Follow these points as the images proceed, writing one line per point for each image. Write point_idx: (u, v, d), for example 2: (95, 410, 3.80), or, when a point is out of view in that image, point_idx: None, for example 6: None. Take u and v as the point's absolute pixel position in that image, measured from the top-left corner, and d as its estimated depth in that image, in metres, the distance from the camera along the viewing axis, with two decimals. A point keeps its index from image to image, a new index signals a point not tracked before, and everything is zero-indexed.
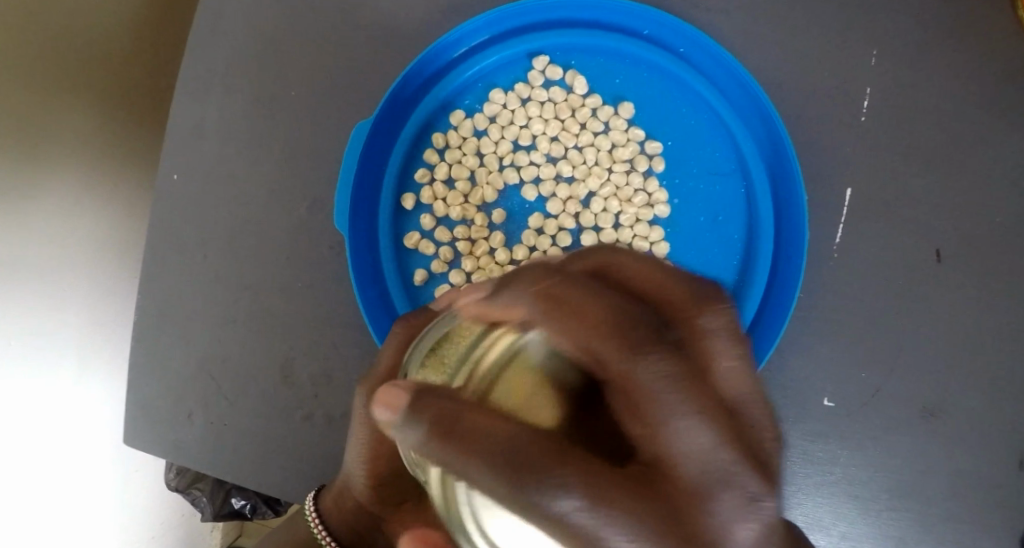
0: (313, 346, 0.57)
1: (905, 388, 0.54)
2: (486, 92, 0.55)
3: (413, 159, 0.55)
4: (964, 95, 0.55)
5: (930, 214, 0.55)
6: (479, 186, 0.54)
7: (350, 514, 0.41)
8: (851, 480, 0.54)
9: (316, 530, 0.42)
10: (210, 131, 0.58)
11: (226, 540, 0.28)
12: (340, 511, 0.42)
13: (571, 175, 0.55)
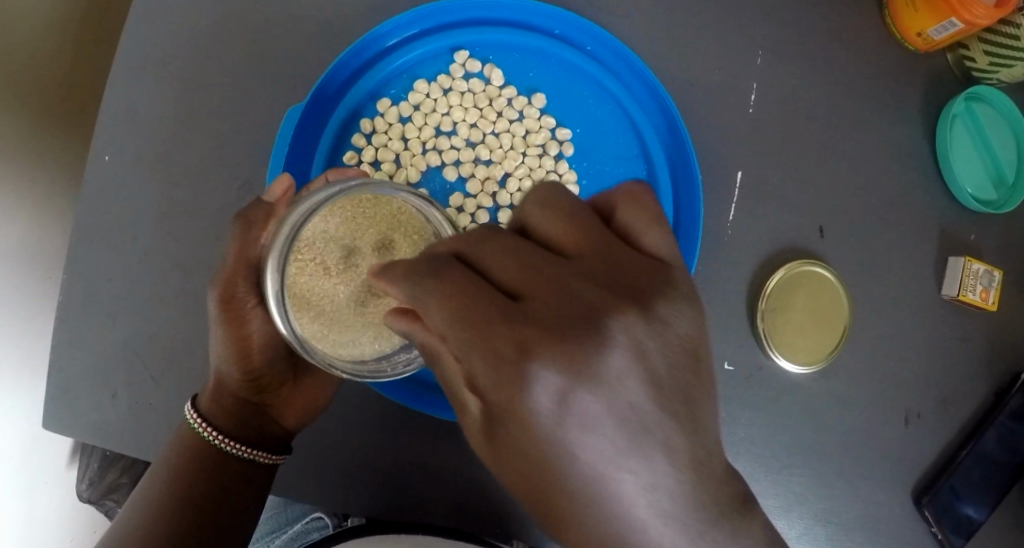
0: None
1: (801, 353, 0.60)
2: (411, 83, 0.59)
3: (341, 144, 0.58)
4: (835, 92, 0.65)
5: (807, 198, 0.63)
6: (404, 168, 0.58)
7: (229, 406, 0.54)
8: (751, 438, 0.61)
9: (203, 430, 0.54)
10: (147, 116, 0.61)
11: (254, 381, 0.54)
12: (216, 404, 0.54)
13: (489, 158, 0.59)
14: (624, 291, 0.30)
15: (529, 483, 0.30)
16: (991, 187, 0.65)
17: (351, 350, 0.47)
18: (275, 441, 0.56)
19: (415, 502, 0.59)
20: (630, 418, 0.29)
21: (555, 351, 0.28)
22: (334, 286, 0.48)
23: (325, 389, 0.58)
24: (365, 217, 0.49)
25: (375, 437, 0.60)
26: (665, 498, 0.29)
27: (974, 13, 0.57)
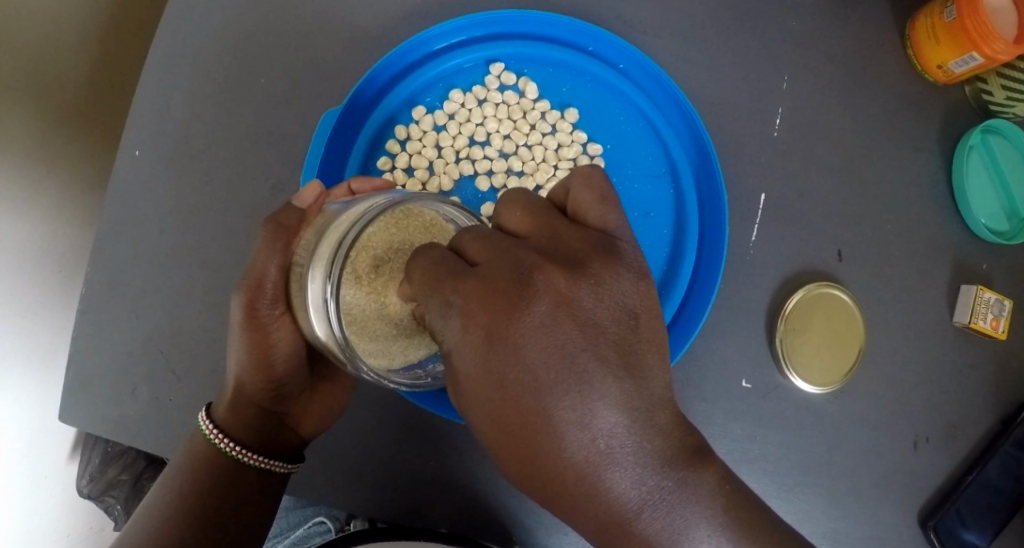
0: None
1: (813, 370, 0.61)
2: (446, 92, 0.60)
3: (375, 150, 0.59)
4: (855, 118, 0.66)
5: (826, 220, 0.64)
6: (437, 175, 0.59)
7: (248, 418, 0.53)
8: (766, 456, 0.62)
9: (219, 440, 0.53)
10: (176, 114, 0.62)
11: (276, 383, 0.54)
12: (234, 415, 0.53)
13: (521, 169, 0.60)
14: (582, 286, 0.38)
15: (526, 442, 0.37)
16: (1003, 219, 0.67)
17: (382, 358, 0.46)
18: (292, 449, 0.56)
19: (432, 508, 0.59)
20: (592, 379, 0.37)
21: (543, 326, 0.37)
22: (365, 296, 0.45)
23: (341, 397, 0.59)
24: (415, 234, 0.46)
25: (394, 441, 0.60)
26: (624, 438, 0.37)
27: (995, 49, 0.59)
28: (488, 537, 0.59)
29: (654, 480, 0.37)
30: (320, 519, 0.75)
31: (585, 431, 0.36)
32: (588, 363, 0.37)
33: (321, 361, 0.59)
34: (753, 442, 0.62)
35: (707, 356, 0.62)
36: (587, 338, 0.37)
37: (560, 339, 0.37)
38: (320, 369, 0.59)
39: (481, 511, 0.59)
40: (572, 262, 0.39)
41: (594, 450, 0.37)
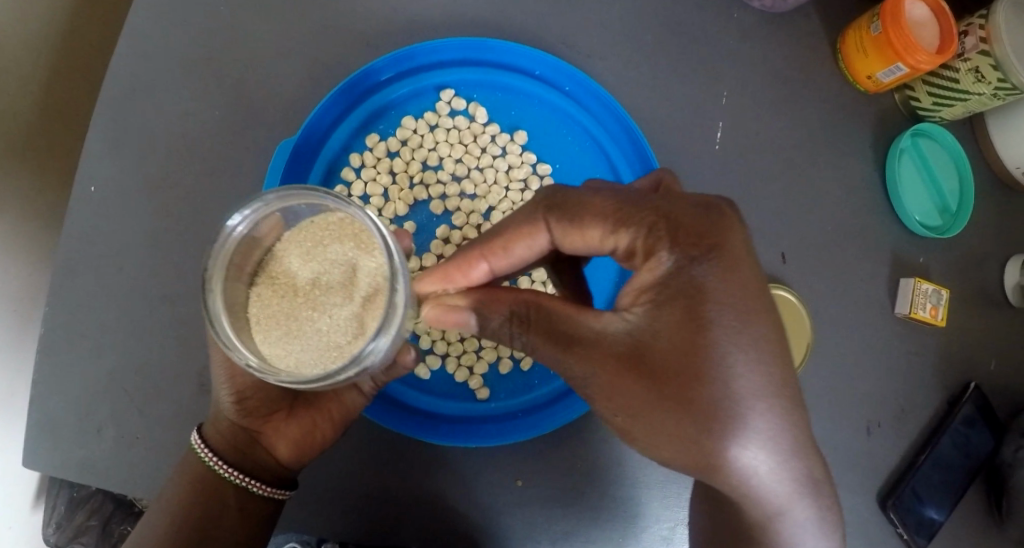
0: None
1: None
2: (399, 120, 0.62)
3: (331, 178, 0.60)
4: (792, 124, 0.69)
5: (769, 224, 0.67)
6: (392, 201, 0.60)
7: (226, 433, 0.53)
8: None
9: (203, 453, 0.52)
10: (130, 152, 0.62)
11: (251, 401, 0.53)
12: (217, 430, 0.53)
13: (474, 192, 0.62)
14: (744, 284, 0.40)
15: (665, 437, 0.39)
16: (935, 213, 0.71)
17: (311, 368, 0.44)
18: (270, 471, 0.54)
19: (410, 523, 0.61)
20: (750, 371, 0.38)
21: (666, 354, 0.39)
22: (295, 307, 0.45)
23: (321, 420, 0.55)
24: (347, 238, 0.46)
25: (368, 462, 0.61)
26: (777, 433, 0.39)
27: (918, 59, 0.63)
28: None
29: (789, 467, 0.40)
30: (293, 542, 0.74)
31: (738, 426, 0.38)
32: (756, 365, 0.39)
33: (310, 386, 0.56)
34: None
35: None
36: (784, 344, 0.40)
37: (739, 341, 0.39)
38: (306, 393, 0.56)
39: (456, 521, 0.61)
40: (727, 256, 0.40)
41: (744, 451, 0.39)
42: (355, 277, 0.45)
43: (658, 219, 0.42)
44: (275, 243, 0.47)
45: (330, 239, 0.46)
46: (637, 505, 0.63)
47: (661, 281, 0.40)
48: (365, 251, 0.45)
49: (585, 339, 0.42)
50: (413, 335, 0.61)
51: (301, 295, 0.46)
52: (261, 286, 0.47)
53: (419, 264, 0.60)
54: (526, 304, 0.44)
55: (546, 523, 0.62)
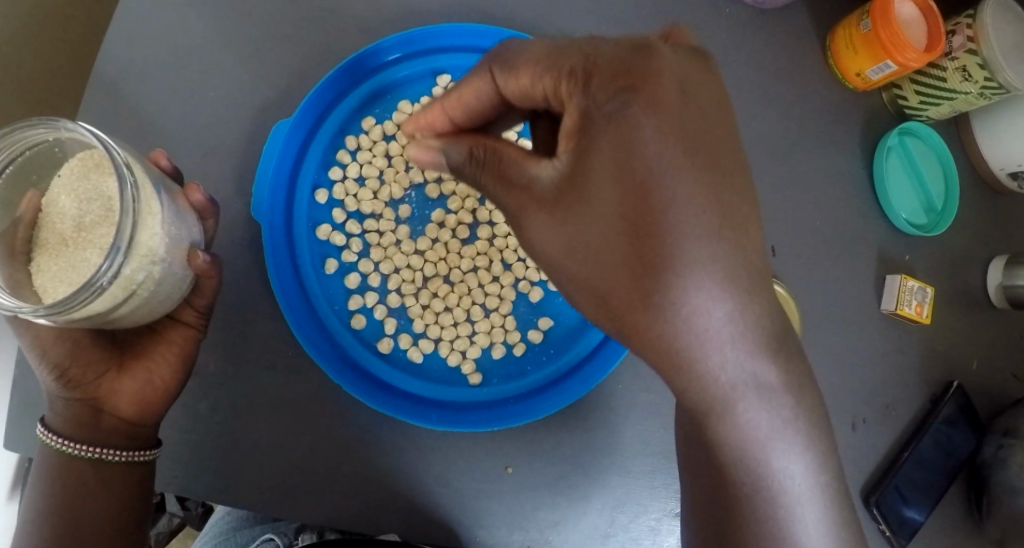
0: (216, 334, 0.59)
1: None
2: (395, 103, 0.62)
3: (327, 160, 0.60)
4: (782, 120, 0.71)
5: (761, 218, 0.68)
6: (388, 183, 0.60)
7: (61, 410, 0.52)
8: None
9: (48, 438, 0.52)
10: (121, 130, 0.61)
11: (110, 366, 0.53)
12: (54, 411, 0.52)
13: (470, 177, 0.62)
14: (699, 148, 0.35)
15: (613, 291, 0.36)
16: (921, 213, 0.73)
17: (102, 304, 0.44)
18: (124, 435, 0.54)
19: (397, 510, 0.60)
20: (710, 261, 0.34)
21: (606, 195, 0.35)
22: (60, 253, 0.46)
23: (157, 368, 0.54)
24: (74, 179, 0.47)
25: (356, 447, 0.61)
26: (750, 356, 0.36)
27: (908, 57, 0.64)
28: (453, 534, 0.61)
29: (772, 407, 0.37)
30: (268, 536, 0.71)
31: (694, 324, 0.34)
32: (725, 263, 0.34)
33: (132, 339, 0.55)
34: None
35: None
36: (735, 241, 0.35)
37: (695, 227, 0.34)
38: (128, 345, 0.55)
39: (444, 508, 0.61)
40: (650, 95, 0.35)
41: (696, 320, 0.35)
42: (106, 205, 0.46)
43: (579, 62, 0.37)
44: (42, 206, 0.47)
45: (77, 181, 0.47)
46: (625, 495, 0.63)
47: (585, 119, 0.36)
48: (102, 178, 0.46)
49: (524, 181, 0.39)
50: (406, 318, 0.61)
51: (70, 242, 0.46)
52: (39, 251, 0.46)
53: (414, 248, 0.60)
54: (484, 145, 0.41)
55: (534, 511, 0.62)
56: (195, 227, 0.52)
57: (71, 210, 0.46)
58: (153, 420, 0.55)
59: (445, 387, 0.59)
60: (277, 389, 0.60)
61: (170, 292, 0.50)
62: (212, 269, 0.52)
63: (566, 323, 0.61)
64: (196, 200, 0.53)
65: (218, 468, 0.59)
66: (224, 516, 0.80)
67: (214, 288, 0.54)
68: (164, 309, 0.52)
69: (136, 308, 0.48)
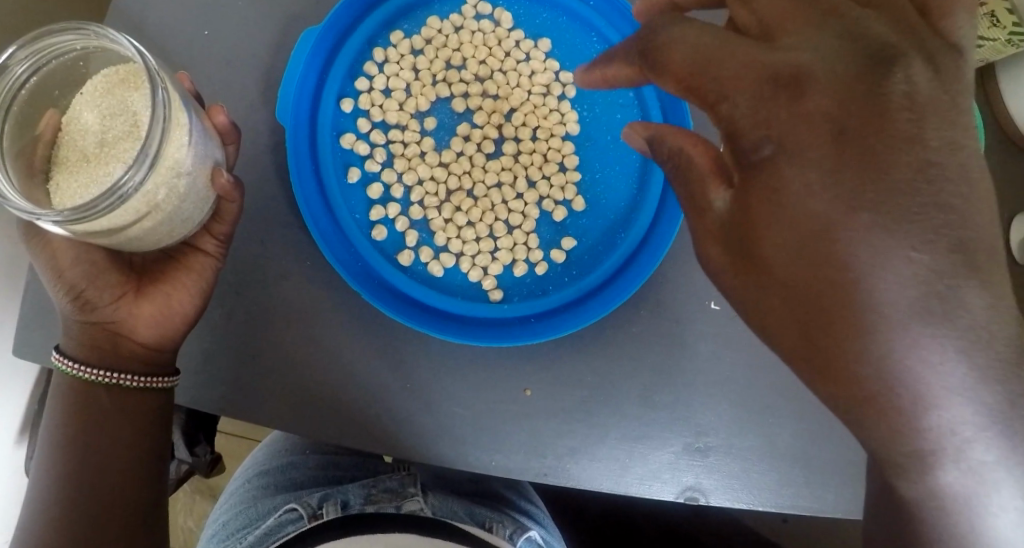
0: (239, 242, 0.58)
1: None
2: (424, 19, 0.62)
3: (354, 71, 0.60)
4: None
5: None
6: (414, 96, 0.60)
7: (78, 337, 0.52)
8: (738, 379, 0.63)
9: (66, 366, 0.52)
10: (146, 24, 0.59)
11: (126, 296, 0.52)
12: (70, 337, 0.52)
13: (496, 93, 0.61)
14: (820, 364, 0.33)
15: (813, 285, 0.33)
16: None
17: (120, 216, 0.42)
18: (138, 360, 0.53)
19: (409, 428, 0.59)
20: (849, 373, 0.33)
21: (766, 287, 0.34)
22: (81, 167, 0.45)
23: (175, 293, 0.53)
24: (101, 94, 0.46)
25: (371, 364, 0.60)
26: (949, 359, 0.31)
27: None
28: (467, 456, 0.60)
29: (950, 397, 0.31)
30: (291, 505, 0.66)
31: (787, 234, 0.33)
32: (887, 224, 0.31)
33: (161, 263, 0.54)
34: (722, 363, 0.63)
35: (677, 279, 0.63)
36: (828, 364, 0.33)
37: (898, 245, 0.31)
38: (145, 272, 0.53)
39: (459, 430, 0.60)
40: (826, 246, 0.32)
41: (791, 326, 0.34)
42: (134, 120, 0.45)
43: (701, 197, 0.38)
44: (65, 119, 0.46)
45: (105, 95, 0.46)
46: (645, 427, 0.62)
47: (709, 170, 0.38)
48: (133, 92, 0.45)
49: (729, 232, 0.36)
50: (428, 232, 0.60)
51: (94, 156, 0.45)
52: (57, 166, 0.46)
53: (439, 160, 0.60)
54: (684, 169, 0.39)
55: (550, 436, 0.61)
56: (217, 147, 0.50)
57: (98, 125, 0.45)
58: (172, 346, 0.54)
59: (465, 300, 0.59)
60: (294, 301, 0.59)
61: (190, 212, 0.49)
62: (235, 190, 0.51)
63: (590, 243, 0.61)
64: (219, 122, 0.52)
65: (230, 379, 0.58)
66: (245, 485, 0.76)
67: (235, 212, 0.53)
68: (183, 232, 0.50)
69: (157, 226, 0.46)
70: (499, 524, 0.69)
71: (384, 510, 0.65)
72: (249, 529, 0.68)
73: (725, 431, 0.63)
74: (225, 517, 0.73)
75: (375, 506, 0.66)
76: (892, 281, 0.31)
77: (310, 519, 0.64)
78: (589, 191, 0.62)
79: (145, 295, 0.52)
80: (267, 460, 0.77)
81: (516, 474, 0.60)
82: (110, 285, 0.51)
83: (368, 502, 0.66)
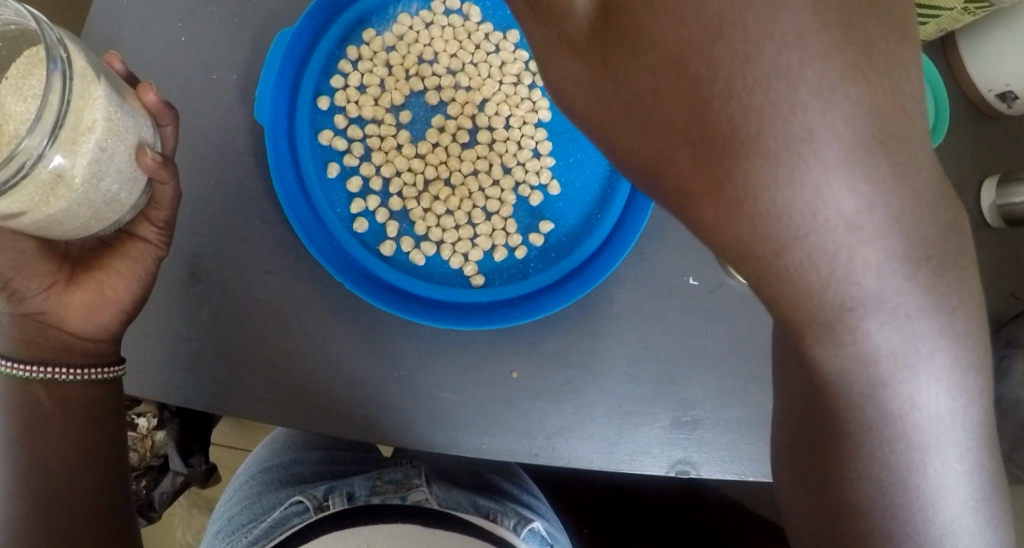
0: (226, 241, 0.60)
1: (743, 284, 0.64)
2: (395, 17, 0.63)
3: (329, 70, 0.62)
4: None
5: None
6: (388, 91, 0.62)
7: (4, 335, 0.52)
8: (721, 353, 0.64)
9: None
10: (131, 37, 0.60)
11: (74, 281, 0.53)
12: None
13: (467, 84, 0.63)
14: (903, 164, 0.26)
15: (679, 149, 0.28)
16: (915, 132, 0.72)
17: (22, 192, 0.43)
18: (77, 351, 0.54)
19: (399, 415, 0.61)
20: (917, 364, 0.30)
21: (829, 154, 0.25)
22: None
23: (109, 280, 0.54)
24: (20, 69, 0.45)
25: (359, 354, 0.61)
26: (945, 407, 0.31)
27: None
28: (457, 440, 0.61)
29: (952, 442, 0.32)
30: (297, 497, 0.67)
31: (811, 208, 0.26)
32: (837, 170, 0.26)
33: (92, 252, 0.55)
34: (704, 336, 0.64)
35: (655, 258, 0.65)
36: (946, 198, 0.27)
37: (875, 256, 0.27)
38: (83, 260, 0.54)
39: (448, 413, 0.61)
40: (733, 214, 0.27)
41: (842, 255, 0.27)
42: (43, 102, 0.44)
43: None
44: None
45: (22, 77, 0.45)
46: (631, 403, 0.63)
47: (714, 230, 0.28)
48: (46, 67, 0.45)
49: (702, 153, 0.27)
50: (408, 222, 0.62)
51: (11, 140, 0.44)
52: None
53: (415, 152, 0.62)
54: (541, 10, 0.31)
55: (539, 417, 0.62)
56: (146, 128, 0.51)
57: (18, 107, 0.44)
58: (106, 333, 0.55)
59: (447, 286, 0.61)
60: (278, 297, 0.60)
61: (116, 192, 0.49)
62: (164, 171, 0.51)
63: (567, 225, 0.62)
64: (149, 101, 0.51)
65: (220, 375, 0.59)
66: (249, 483, 0.76)
67: (170, 195, 0.53)
68: (113, 216, 0.51)
69: (77, 208, 0.47)
70: (504, 515, 0.70)
71: (390, 501, 0.66)
72: (255, 522, 0.68)
73: (712, 404, 0.64)
74: (231, 513, 0.73)
75: (380, 498, 0.66)
76: (811, 97, 0.25)
77: (316, 510, 0.65)
78: (565, 175, 0.63)
79: (73, 282, 0.53)
80: (272, 456, 0.78)
81: (506, 456, 0.61)
82: (51, 272, 0.52)
83: (373, 494, 0.67)
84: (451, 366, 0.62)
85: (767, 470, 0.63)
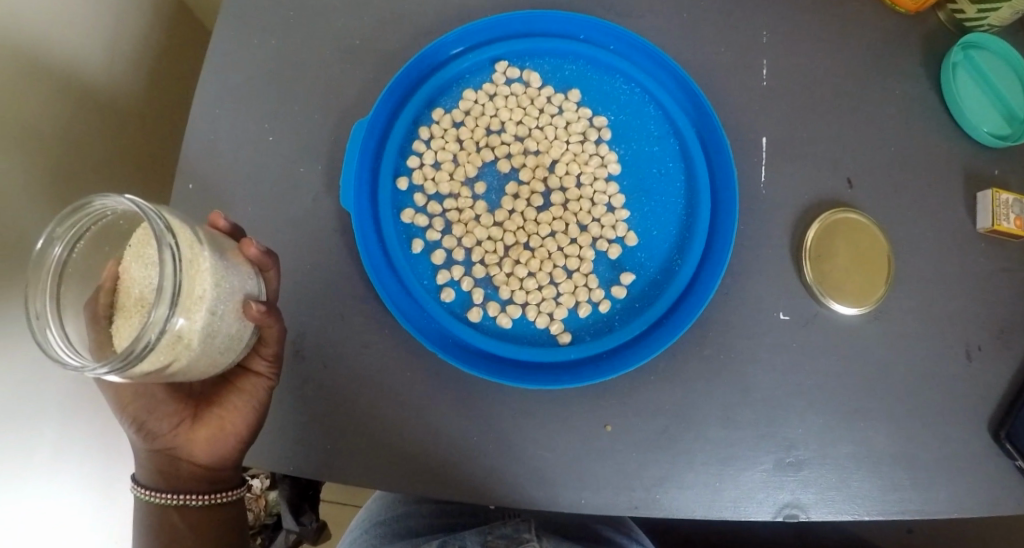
0: (324, 322, 0.64)
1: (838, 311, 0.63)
2: (459, 93, 0.66)
3: (405, 151, 0.66)
4: (841, 50, 0.69)
5: (833, 151, 0.67)
6: (462, 165, 0.65)
7: (147, 467, 0.57)
8: (822, 387, 0.62)
9: (139, 491, 0.58)
10: (225, 142, 0.66)
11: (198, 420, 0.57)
12: (140, 464, 0.58)
13: (536, 148, 0.66)
14: None
15: None
16: (1005, 124, 0.68)
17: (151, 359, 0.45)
18: (203, 479, 0.58)
19: (499, 476, 0.62)
20: None
21: None
22: (129, 323, 0.47)
23: (228, 414, 0.57)
24: (139, 245, 0.48)
25: (456, 419, 0.63)
26: None
27: None
28: (559, 497, 0.61)
29: None
30: None
31: None
32: None
33: (212, 386, 0.58)
34: (801, 371, 0.63)
35: (740, 295, 0.64)
36: None
37: None
38: (206, 395, 0.58)
39: (549, 472, 0.61)
40: None
41: None
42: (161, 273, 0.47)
43: None
44: (115, 274, 0.48)
45: (143, 249, 0.48)
46: (731, 447, 0.62)
47: None
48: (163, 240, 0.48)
49: None
50: (492, 287, 0.64)
51: (139, 309, 0.47)
52: (117, 318, 0.48)
53: (494, 220, 0.65)
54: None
55: (637, 469, 0.61)
56: (249, 280, 0.54)
57: (143, 278, 0.47)
58: (227, 464, 0.59)
59: (538, 347, 0.62)
60: (376, 371, 0.63)
61: (227, 340, 0.52)
62: (268, 317, 0.53)
63: (649, 275, 0.63)
64: (252, 254, 0.54)
65: (328, 452, 0.62)
66: (362, 537, 0.79)
67: (276, 334, 0.56)
68: (229, 357, 0.54)
69: (197, 360, 0.50)
70: None
71: None
72: None
73: (816, 443, 0.62)
74: None
75: None
76: None
77: None
78: (641, 225, 0.64)
79: (198, 420, 0.57)
80: (381, 511, 0.80)
81: (608, 511, 0.61)
82: (178, 415, 0.56)
83: None
84: (545, 422, 0.63)
85: (882, 507, 0.61)
